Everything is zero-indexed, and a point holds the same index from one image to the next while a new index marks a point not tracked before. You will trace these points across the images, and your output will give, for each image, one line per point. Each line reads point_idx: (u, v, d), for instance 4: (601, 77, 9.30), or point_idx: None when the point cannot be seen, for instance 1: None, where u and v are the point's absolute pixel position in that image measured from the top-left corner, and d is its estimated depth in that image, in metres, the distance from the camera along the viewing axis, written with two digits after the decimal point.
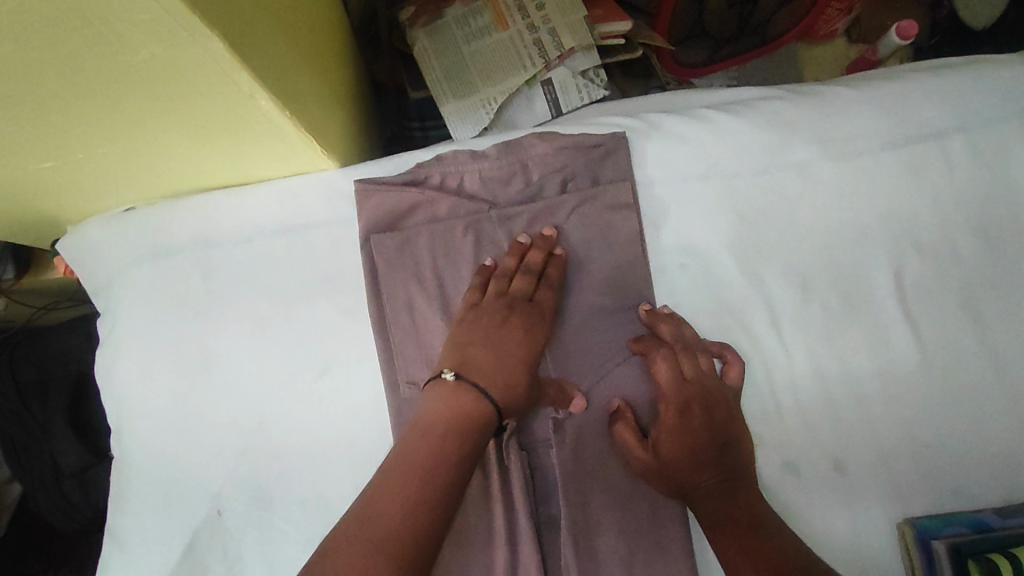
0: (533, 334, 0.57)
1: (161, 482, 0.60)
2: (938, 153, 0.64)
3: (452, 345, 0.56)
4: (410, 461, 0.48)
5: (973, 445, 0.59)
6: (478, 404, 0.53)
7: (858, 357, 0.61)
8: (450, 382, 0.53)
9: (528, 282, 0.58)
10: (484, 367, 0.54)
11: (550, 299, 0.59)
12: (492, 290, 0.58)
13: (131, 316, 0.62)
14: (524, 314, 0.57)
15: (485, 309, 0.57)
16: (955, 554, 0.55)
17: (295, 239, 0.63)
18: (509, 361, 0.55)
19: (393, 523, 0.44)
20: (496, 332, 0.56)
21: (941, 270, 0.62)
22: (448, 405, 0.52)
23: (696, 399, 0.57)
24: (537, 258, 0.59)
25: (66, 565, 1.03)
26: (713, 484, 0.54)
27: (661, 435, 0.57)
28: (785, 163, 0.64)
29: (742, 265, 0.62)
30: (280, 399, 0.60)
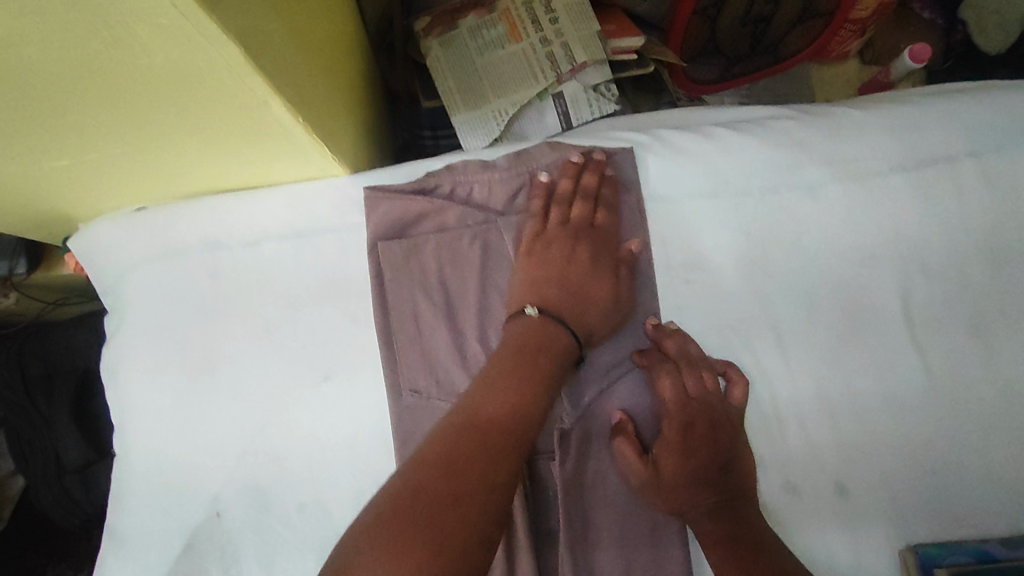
0: (600, 259, 0.59)
1: (160, 482, 0.60)
2: (949, 177, 0.64)
3: (526, 284, 0.57)
4: (508, 372, 0.50)
5: (979, 473, 0.58)
6: (563, 336, 0.54)
7: (863, 379, 0.60)
8: (534, 317, 0.54)
9: (588, 206, 0.60)
10: (566, 298, 0.56)
11: (609, 219, 0.61)
12: (555, 218, 0.60)
13: (138, 314, 0.63)
14: (590, 239, 0.59)
15: (553, 237, 0.59)
16: None
17: (303, 243, 0.63)
18: (591, 297, 0.57)
19: (497, 421, 0.47)
20: (566, 265, 0.58)
21: (950, 295, 0.62)
22: (535, 333, 0.53)
23: (700, 416, 0.56)
24: (592, 180, 0.61)
25: (64, 561, 1.03)
26: (714, 506, 0.54)
27: (663, 451, 0.56)
28: (793, 183, 0.64)
29: (749, 283, 0.62)
30: (283, 401, 0.60)
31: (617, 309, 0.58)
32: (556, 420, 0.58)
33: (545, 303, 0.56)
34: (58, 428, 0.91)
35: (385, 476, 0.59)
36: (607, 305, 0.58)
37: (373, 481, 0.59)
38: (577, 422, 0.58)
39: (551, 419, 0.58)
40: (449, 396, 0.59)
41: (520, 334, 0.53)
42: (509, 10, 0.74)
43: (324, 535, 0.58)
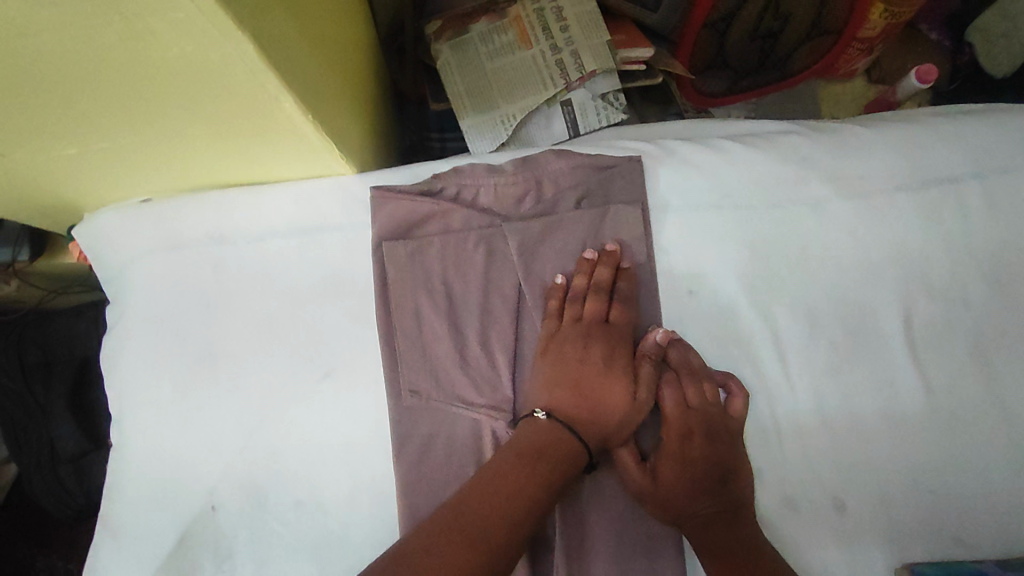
0: (615, 358, 0.57)
1: (156, 475, 0.60)
2: (952, 198, 0.64)
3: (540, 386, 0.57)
4: (504, 475, 0.49)
5: (975, 493, 0.59)
6: (572, 441, 0.53)
7: (862, 397, 0.60)
8: (542, 420, 0.54)
9: (601, 301, 0.59)
10: (575, 399, 0.55)
11: (624, 315, 0.60)
12: (568, 316, 0.60)
13: (140, 305, 0.63)
14: (604, 336, 0.58)
15: (566, 336, 0.58)
16: None
17: (308, 240, 0.63)
18: (603, 408, 0.56)
19: (482, 524, 0.46)
20: (580, 368, 0.57)
21: (951, 315, 0.62)
22: (544, 436, 0.53)
23: (699, 426, 0.57)
24: (605, 274, 0.60)
25: (54, 552, 1.03)
26: (712, 514, 0.54)
27: (664, 463, 0.56)
28: (799, 199, 0.64)
29: (751, 296, 0.62)
30: (283, 399, 0.60)
31: (632, 414, 0.56)
32: None
33: (555, 406, 0.55)
34: (55, 418, 0.91)
35: (383, 477, 0.59)
36: (623, 409, 0.56)
37: (371, 481, 0.59)
38: None
39: None
40: (449, 399, 0.59)
41: (527, 437, 0.53)
42: (520, 17, 0.74)
43: (319, 533, 0.58)
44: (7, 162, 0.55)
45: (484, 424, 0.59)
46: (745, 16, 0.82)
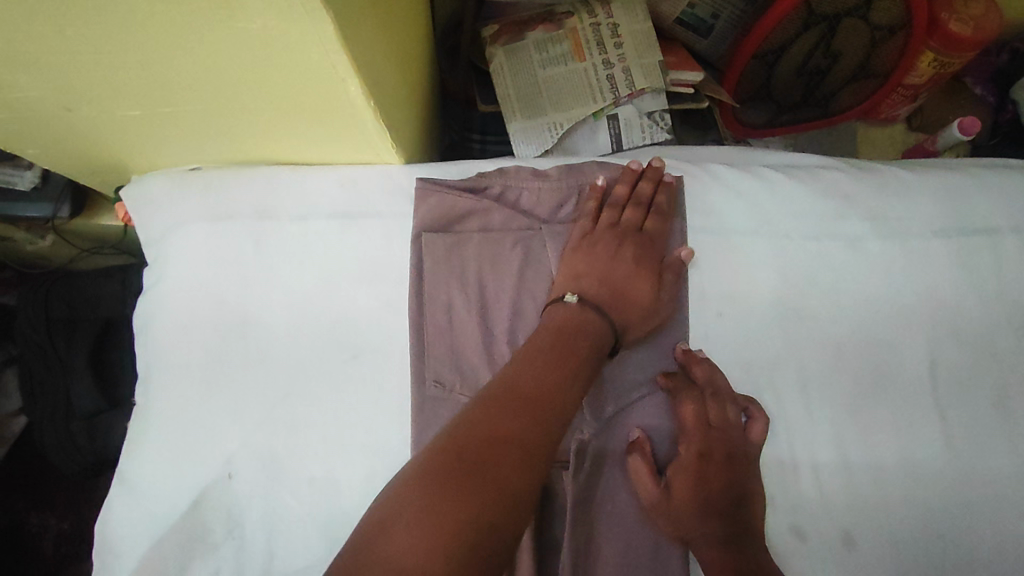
0: (644, 256, 0.61)
1: (178, 435, 0.61)
2: (988, 249, 0.64)
3: (570, 276, 0.60)
4: (534, 358, 0.52)
5: (984, 541, 0.59)
6: (598, 323, 0.56)
7: (882, 434, 0.60)
8: (573, 304, 0.57)
9: (639, 212, 0.62)
10: (602, 290, 0.58)
11: (658, 226, 0.62)
12: (605, 219, 0.62)
13: (179, 268, 0.64)
14: (636, 243, 0.61)
15: (600, 237, 0.61)
16: None
17: (349, 225, 0.64)
18: (634, 300, 0.59)
19: (528, 391, 0.49)
20: (609, 263, 0.60)
21: (977, 364, 0.62)
22: (573, 321, 0.55)
23: (718, 446, 0.57)
24: (647, 188, 0.63)
25: (54, 506, 1.07)
26: (720, 534, 0.55)
27: (678, 473, 0.57)
28: (835, 234, 0.64)
29: (780, 325, 0.62)
30: (310, 373, 0.61)
31: (654, 312, 0.60)
32: (577, 427, 0.59)
33: (584, 292, 0.58)
34: (74, 374, 0.93)
35: (400, 461, 0.60)
36: (644, 307, 0.59)
37: (386, 466, 0.60)
38: (597, 434, 0.60)
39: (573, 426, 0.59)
40: (472, 392, 0.60)
41: (556, 319, 0.55)
42: (576, 29, 0.76)
43: (332, 508, 0.59)
44: (72, 118, 0.56)
45: None
46: (795, 52, 0.83)
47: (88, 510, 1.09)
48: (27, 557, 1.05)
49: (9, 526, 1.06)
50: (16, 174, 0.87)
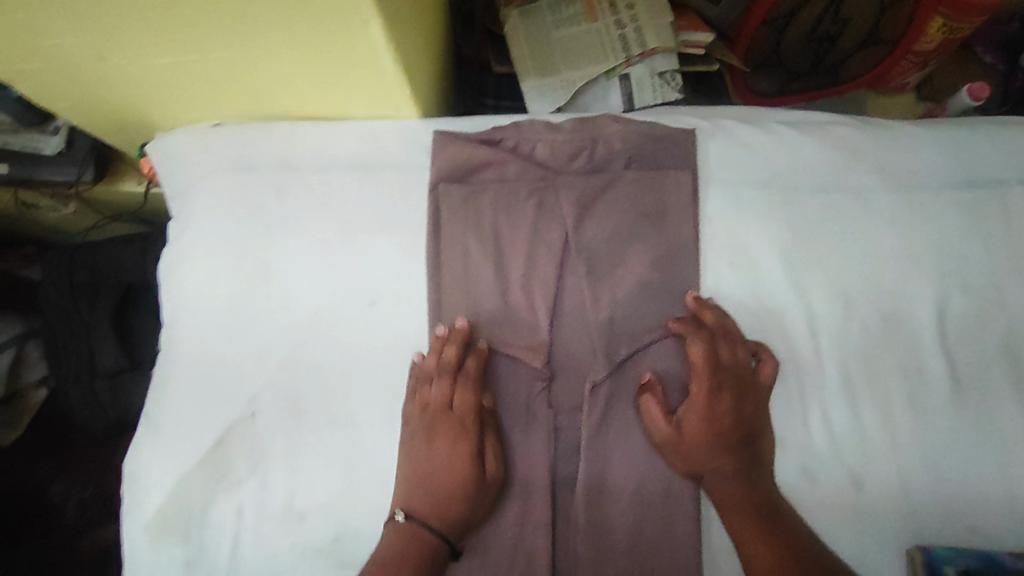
0: (460, 447, 0.58)
1: (205, 378, 0.63)
2: (998, 200, 0.64)
3: (398, 479, 0.59)
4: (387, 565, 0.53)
5: (992, 484, 0.59)
6: (430, 537, 0.55)
7: (889, 379, 0.61)
8: (400, 522, 0.56)
9: (445, 384, 0.59)
10: (431, 499, 0.57)
11: (466, 386, 0.60)
12: (418, 406, 0.60)
13: (203, 217, 0.66)
14: (445, 428, 0.59)
15: (415, 426, 0.60)
16: None
17: (368, 175, 0.66)
18: (457, 458, 0.58)
19: None
20: (425, 464, 0.58)
21: (987, 311, 0.62)
22: (399, 540, 0.55)
23: (729, 383, 0.59)
24: (450, 355, 0.60)
25: (79, 465, 1.11)
26: (730, 467, 0.56)
27: (692, 410, 0.59)
28: (843, 185, 0.65)
29: (790, 273, 0.63)
30: (329, 319, 0.63)
31: (487, 486, 0.58)
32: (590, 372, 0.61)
33: (412, 505, 0.57)
34: (97, 335, 0.97)
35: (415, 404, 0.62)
36: (471, 489, 0.58)
37: (403, 407, 0.62)
38: (610, 377, 0.61)
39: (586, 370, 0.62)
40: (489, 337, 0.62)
41: (386, 544, 0.55)
42: None
43: (350, 447, 0.61)
44: (104, 67, 0.58)
45: (520, 364, 0.62)
46: (805, 16, 0.84)
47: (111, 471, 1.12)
48: (48, 523, 1.07)
49: (34, 488, 1.09)
50: (42, 140, 0.89)
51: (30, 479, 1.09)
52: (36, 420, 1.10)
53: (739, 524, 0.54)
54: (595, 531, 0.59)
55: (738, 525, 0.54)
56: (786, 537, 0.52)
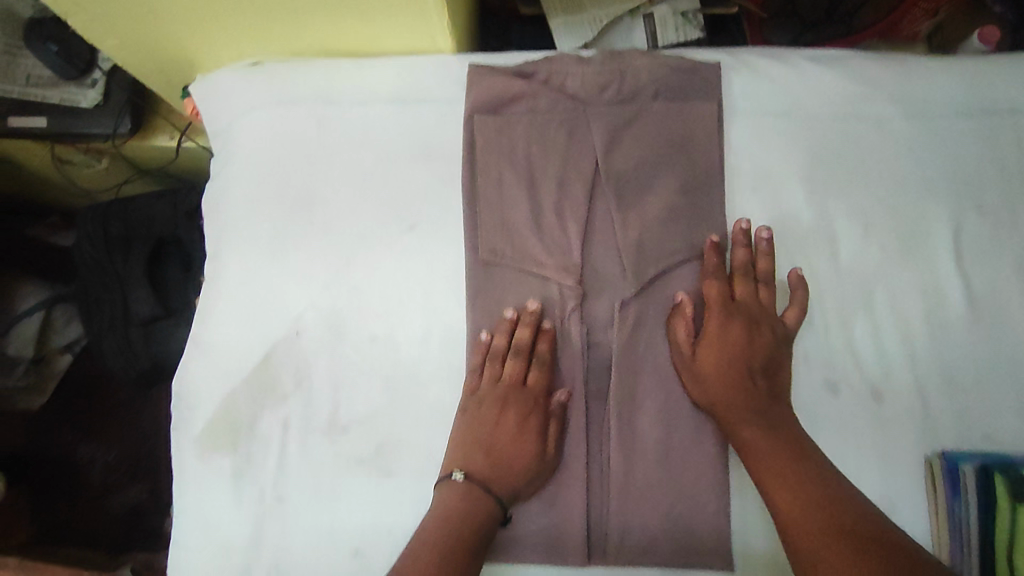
0: (527, 425, 0.62)
1: (249, 302, 0.66)
2: (1011, 127, 0.66)
3: (456, 442, 0.61)
4: (433, 545, 0.54)
5: (1008, 397, 0.61)
6: (487, 503, 0.58)
7: (908, 298, 0.63)
8: (459, 481, 0.59)
9: (520, 364, 0.63)
10: (489, 463, 0.60)
11: (540, 378, 0.63)
12: (489, 376, 0.63)
13: (245, 151, 0.69)
14: (518, 402, 0.62)
15: (485, 396, 0.62)
16: (983, 474, 0.57)
17: (405, 108, 0.68)
18: (523, 439, 0.61)
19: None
20: (493, 430, 0.61)
21: (1003, 233, 0.64)
22: (456, 499, 0.58)
23: (743, 317, 0.62)
24: (525, 336, 0.63)
25: (105, 422, 1.14)
26: (748, 405, 0.59)
27: (709, 344, 0.61)
28: (863, 114, 0.67)
29: (811, 198, 0.65)
30: (369, 244, 0.66)
31: (542, 467, 0.61)
32: (619, 291, 0.64)
33: (470, 465, 0.60)
34: (132, 284, 1.01)
35: (453, 325, 0.65)
36: (530, 466, 0.61)
37: (442, 328, 0.65)
38: (639, 295, 0.64)
39: (615, 291, 0.65)
40: (523, 260, 0.65)
41: (444, 502, 0.58)
42: None
43: (392, 364, 0.64)
44: None
45: (553, 285, 0.65)
46: None
47: (134, 426, 1.15)
48: (73, 483, 1.10)
49: (60, 448, 1.12)
50: (80, 92, 0.93)
51: (58, 441, 1.13)
52: (62, 385, 1.16)
53: (766, 467, 0.56)
54: (625, 441, 0.62)
55: (766, 472, 0.56)
56: (816, 482, 0.54)
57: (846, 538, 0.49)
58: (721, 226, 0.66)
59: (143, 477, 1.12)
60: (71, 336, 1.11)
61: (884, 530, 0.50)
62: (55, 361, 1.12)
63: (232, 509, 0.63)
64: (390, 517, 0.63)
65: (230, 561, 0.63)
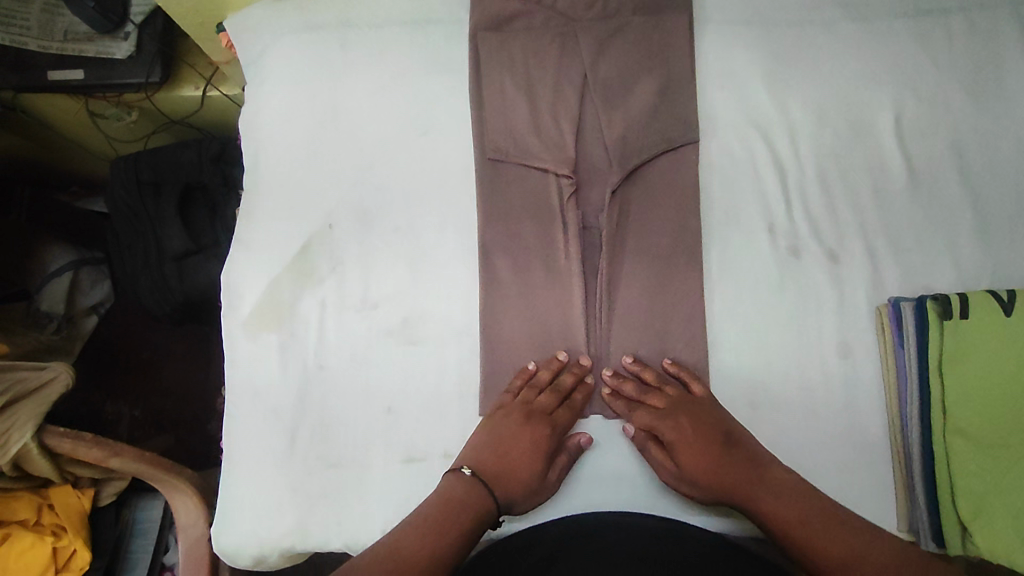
0: (545, 444, 0.65)
1: (287, 203, 0.76)
2: (942, 25, 0.77)
3: (472, 448, 0.65)
4: (429, 520, 0.58)
5: (944, 251, 0.71)
6: (485, 498, 0.62)
7: (857, 174, 0.74)
8: (467, 477, 0.63)
9: (554, 398, 0.68)
10: (497, 470, 0.64)
11: (567, 416, 0.68)
12: (520, 397, 0.68)
13: (276, 73, 0.78)
14: (539, 425, 0.66)
15: (512, 412, 0.67)
16: (920, 306, 0.67)
17: (417, 29, 0.78)
18: (528, 459, 0.65)
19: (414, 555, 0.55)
20: (512, 442, 0.65)
21: (936, 115, 0.75)
22: (463, 491, 0.62)
23: (678, 410, 0.66)
24: (569, 381, 0.69)
25: (133, 372, 1.24)
26: (744, 478, 0.62)
27: (682, 450, 0.64)
28: (814, 19, 0.77)
29: (773, 93, 0.75)
30: (388, 150, 0.76)
31: (539, 490, 0.65)
32: (609, 181, 0.74)
33: (479, 465, 0.64)
34: (165, 223, 1.10)
35: (466, 216, 0.74)
36: (529, 485, 0.64)
37: (455, 219, 0.74)
38: (624, 184, 0.74)
39: (606, 181, 0.74)
40: (523, 156, 0.75)
41: (449, 488, 0.62)
42: None
43: (412, 252, 0.74)
44: None
45: (551, 177, 0.75)
46: None
47: (163, 375, 1.25)
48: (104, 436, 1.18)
49: (88, 411, 1.20)
50: (114, 45, 1.03)
51: (84, 403, 1.20)
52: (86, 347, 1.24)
53: (808, 536, 0.57)
54: (615, 305, 0.72)
55: (794, 531, 0.58)
56: (853, 531, 0.57)
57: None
58: (693, 123, 0.75)
59: (169, 428, 1.21)
60: (95, 297, 1.21)
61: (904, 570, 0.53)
62: (81, 323, 1.20)
63: (279, 379, 0.72)
64: (417, 380, 0.72)
65: (279, 426, 0.71)
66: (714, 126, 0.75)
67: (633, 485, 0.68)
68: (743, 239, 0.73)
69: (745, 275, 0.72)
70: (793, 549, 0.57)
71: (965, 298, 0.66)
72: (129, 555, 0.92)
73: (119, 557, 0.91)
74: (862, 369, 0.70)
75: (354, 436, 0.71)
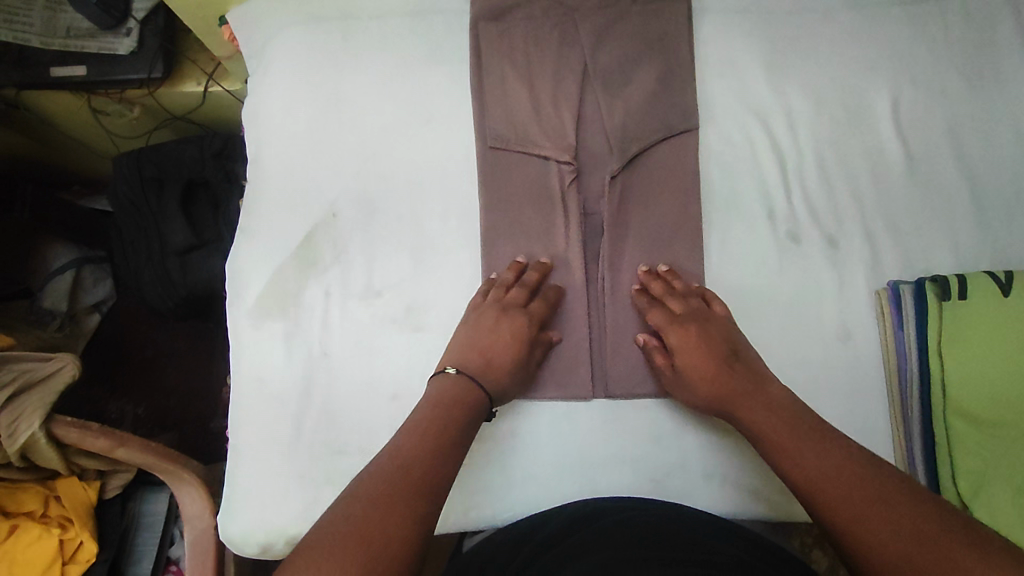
0: (522, 332, 0.67)
1: (290, 192, 0.76)
2: (937, 15, 0.78)
3: (456, 348, 0.67)
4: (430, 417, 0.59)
5: (942, 235, 0.72)
6: (473, 388, 0.63)
7: (854, 159, 0.75)
8: (452, 376, 0.64)
9: (522, 292, 0.70)
10: (479, 362, 0.65)
11: (540, 308, 0.70)
12: (491, 296, 0.70)
13: (279, 64, 0.79)
14: (514, 316, 0.68)
15: (486, 308, 0.69)
16: (919, 288, 0.68)
17: (418, 20, 0.79)
18: (503, 349, 0.66)
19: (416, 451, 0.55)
20: (486, 333, 0.67)
21: (933, 102, 0.75)
22: (450, 388, 0.63)
23: (690, 318, 0.67)
24: (532, 277, 0.71)
25: (136, 370, 1.25)
26: (745, 389, 0.63)
27: (685, 353, 0.66)
28: (812, 8, 0.78)
29: (771, 80, 0.76)
30: (390, 138, 0.76)
31: (517, 376, 0.67)
32: (609, 167, 0.74)
33: (461, 361, 0.65)
34: (167, 219, 1.10)
35: (468, 203, 0.75)
36: (507, 372, 0.66)
37: (457, 207, 0.75)
38: (624, 170, 0.74)
39: (606, 167, 0.75)
40: (524, 144, 0.75)
41: (436, 387, 0.63)
42: None
43: (415, 238, 0.74)
44: None
45: (552, 164, 0.75)
46: None
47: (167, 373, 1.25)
48: None
49: (93, 411, 1.20)
50: (116, 41, 1.04)
51: (89, 401, 1.21)
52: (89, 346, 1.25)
53: (811, 453, 0.56)
54: (616, 289, 0.73)
55: (785, 445, 0.58)
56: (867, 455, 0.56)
57: (881, 502, 0.50)
58: (692, 110, 0.75)
59: (172, 426, 1.21)
60: (98, 295, 1.23)
61: (888, 479, 0.52)
62: (84, 321, 1.23)
63: (283, 365, 0.73)
64: (421, 364, 0.72)
65: (285, 412, 0.72)
66: (713, 113, 0.76)
67: (637, 468, 0.69)
68: (742, 225, 0.73)
69: (745, 259, 0.72)
70: (793, 474, 0.56)
71: (963, 279, 0.67)
72: (136, 548, 0.92)
73: (126, 549, 0.91)
74: (862, 353, 0.70)
75: (358, 420, 0.71)
